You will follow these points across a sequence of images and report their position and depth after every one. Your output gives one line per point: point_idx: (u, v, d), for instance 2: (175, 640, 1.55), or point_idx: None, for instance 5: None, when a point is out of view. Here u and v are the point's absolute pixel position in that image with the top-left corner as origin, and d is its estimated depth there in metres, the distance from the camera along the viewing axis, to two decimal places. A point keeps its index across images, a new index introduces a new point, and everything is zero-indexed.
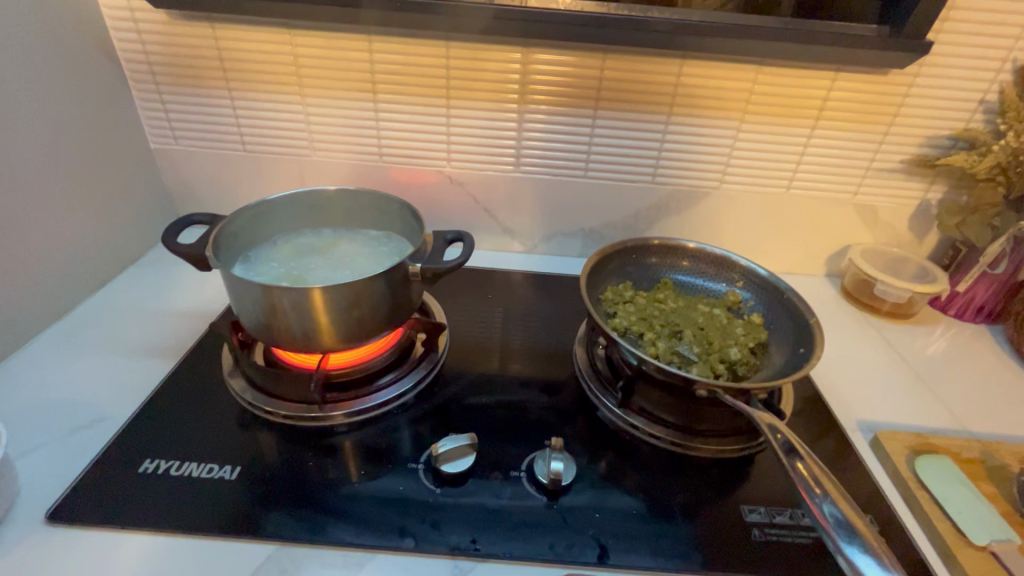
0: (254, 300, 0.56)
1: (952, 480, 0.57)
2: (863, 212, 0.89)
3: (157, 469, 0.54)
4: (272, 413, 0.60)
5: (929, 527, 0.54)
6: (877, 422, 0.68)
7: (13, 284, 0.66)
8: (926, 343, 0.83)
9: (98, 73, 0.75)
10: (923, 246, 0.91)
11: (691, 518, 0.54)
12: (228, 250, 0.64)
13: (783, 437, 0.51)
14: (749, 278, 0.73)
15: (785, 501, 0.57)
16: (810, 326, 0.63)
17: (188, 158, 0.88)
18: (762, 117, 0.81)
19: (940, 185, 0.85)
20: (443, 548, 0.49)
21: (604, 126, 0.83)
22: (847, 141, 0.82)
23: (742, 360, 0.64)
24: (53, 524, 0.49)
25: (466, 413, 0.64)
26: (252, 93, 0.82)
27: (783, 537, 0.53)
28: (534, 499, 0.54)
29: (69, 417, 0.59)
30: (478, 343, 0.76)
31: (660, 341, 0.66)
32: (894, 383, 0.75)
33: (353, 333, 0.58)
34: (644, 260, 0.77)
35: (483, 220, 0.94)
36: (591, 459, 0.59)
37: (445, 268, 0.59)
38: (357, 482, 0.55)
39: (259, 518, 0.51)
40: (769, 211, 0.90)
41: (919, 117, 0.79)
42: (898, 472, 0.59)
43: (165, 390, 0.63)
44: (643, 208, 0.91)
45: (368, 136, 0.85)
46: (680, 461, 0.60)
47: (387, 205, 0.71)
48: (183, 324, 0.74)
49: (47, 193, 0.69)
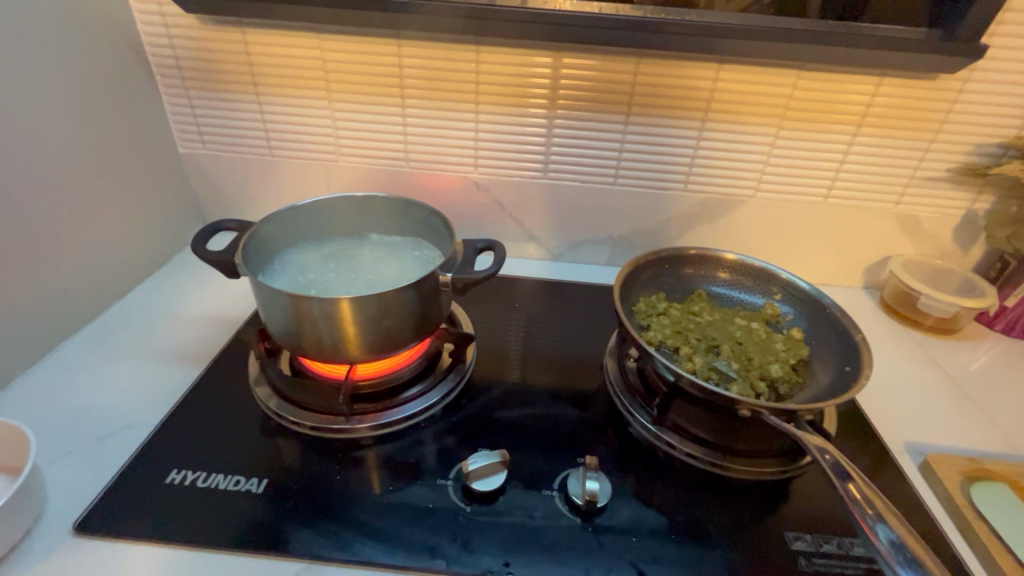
0: (283, 309, 0.54)
1: (1011, 510, 0.54)
2: (904, 222, 0.85)
3: (185, 480, 0.54)
4: (299, 423, 0.60)
5: (988, 560, 0.51)
6: (925, 443, 0.65)
7: (43, 289, 0.66)
8: (973, 360, 0.80)
9: (128, 78, 0.76)
10: (968, 258, 0.87)
11: (733, 544, 0.52)
12: (257, 256, 0.63)
13: (832, 458, 0.48)
14: (789, 291, 0.71)
15: (832, 528, 0.54)
16: (856, 343, 0.61)
17: (215, 162, 0.88)
18: (802, 123, 0.78)
19: (988, 194, 0.81)
20: (475, 571, 0.48)
21: (636, 132, 0.81)
22: (890, 149, 0.79)
23: (783, 377, 0.62)
24: (80, 535, 0.49)
25: (495, 427, 0.62)
26: (280, 98, 0.81)
27: (832, 568, 0.50)
28: (568, 520, 0.52)
29: (97, 424, 0.59)
30: (506, 352, 0.74)
31: (696, 355, 0.63)
32: (941, 401, 0.72)
33: (383, 344, 0.57)
34: (678, 270, 0.74)
35: (509, 227, 0.92)
36: (626, 478, 0.57)
37: (477, 279, 0.57)
38: (387, 498, 0.53)
39: (287, 534, 0.50)
40: (805, 220, 0.87)
41: (968, 124, 0.76)
42: (952, 499, 0.56)
43: (192, 398, 0.62)
44: (673, 216, 0.88)
45: (395, 141, 0.84)
46: (719, 482, 0.58)
47: (416, 212, 0.70)
48: (210, 330, 0.74)
49: (78, 198, 0.69)
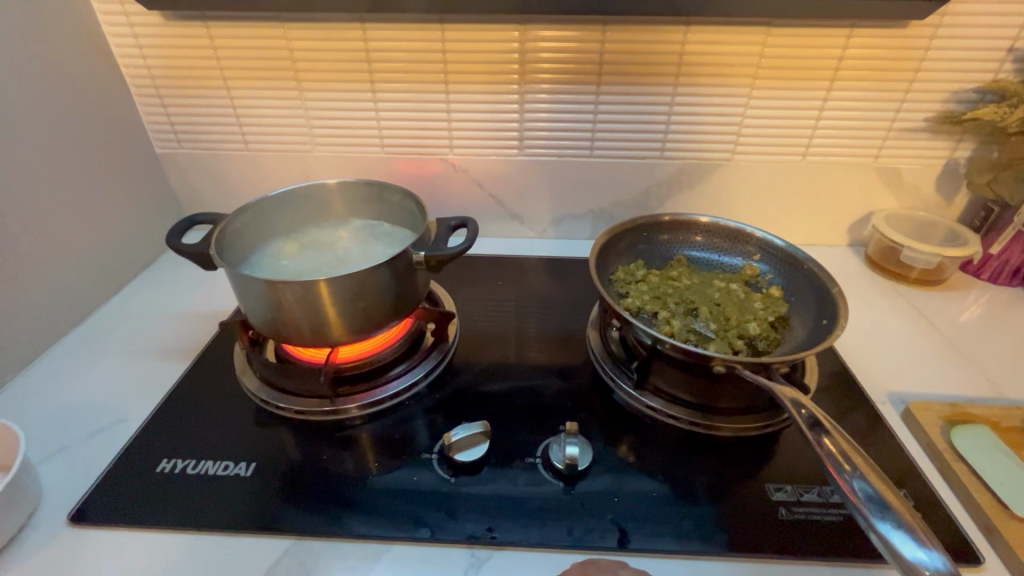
0: (259, 296, 0.55)
1: (990, 451, 0.54)
2: (885, 176, 0.85)
3: (175, 468, 0.55)
4: (285, 408, 0.60)
5: (968, 500, 0.51)
6: (908, 393, 0.65)
7: (29, 294, 0.67)
8: (959, 310, 0.79)
9: (98, 80, 0.76)
10: (951, 208, 0.87)
11: (715, 498, 0.53)
12: (233, 247, 0.64)
13: (808, 411, 0.49)
14: (767, 250, 0.71)
15: (813, 478, 0.54)
16: (833, 296, 0.61)
17: (193, 160, 0.88)
18: (775, 81, 0.77)
19: (968, 142, 0.81)
20: (459, 537, 0.49)
21: (608, 101, 0.80)
22: (865, 102, 0.78)
23: (762, 334, 0.62)
24: (75, 525, 0.50)
25: (479, 401, 0.63)
26: (250, 91, 0.81)
27: (812, 516, 0.51)
28: (551, 484, 0.53)
29: (88, 420, 0.60)
30: (491, 330, 0.75)
31: (675, 319, 0.63)
32: (925, 352, 0.72)
33: (362, 325, 0.58)
34: (655, 237, 0.74)
35: (490, 207, 0.92)
36: (609, 443, 0.58)
37: (449, 255, 0.58)
38: (374, 474, 0.55)
39: (276, 514, 0.51)
40: (784, 181, 0.86)
41: (943, 70, 0.75)
42: (933, 444, 0.56)
43: (179, 391, 0.64)
44: (652, 185, 0.88)
45: (368, 127, 0.84)
46: (701, 441, 0.58)
47: (390, 195, 0.70)
48: (197, 325, 0.75)
49: (56, 202, 0.70)
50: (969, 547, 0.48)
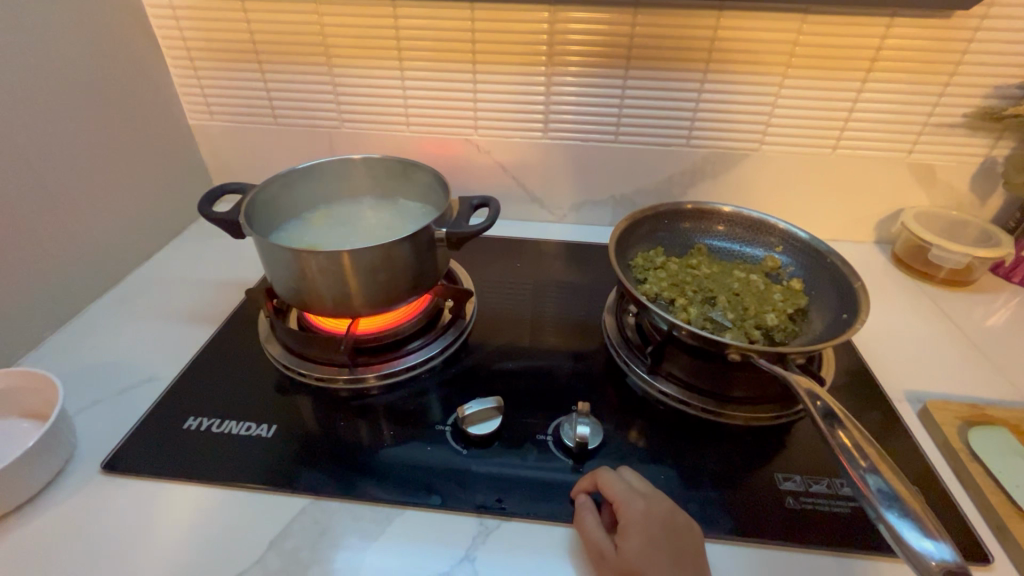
0: (286, 265, 0.56)
1: (1008, 452, 0.54)
2: (918, 172, 0.82)
3: (201, 425, 0.57)
4: (305, 374, 0.63)
5: (981, 501, 0.51)
6: (926, 392, 0.65)
7: (67, 256, 0.70)
8: (987, 313, 0.78)
9: (134, 50, 0.78)
10: (985, 208, 0.84)
11: (722, 484, 0.53)
12: (261, 217, 0.65)
13: (823, 404, 0.49)
14: (789, 242, 0.70)
15: (823, 471, 0.54)
16: (856, 290, 0.60)
17: (224, 133, 0.90)
18: (807, 70, 0.75)
19: (1008, 139, 0.78)
20: (469, 506, 0.50)
21: (635, 86, 0.79)
22: (901, 95, 0.76)
23: (780, 326, 0.61)
24: (107, 474, 0.53)
25: (492, 378, 0.64)
26: (281, 65, 0.82)
27: (820, 506, 0.51)
28: (560, 461, 0.54)
29: (121, 377, 0.63)
30: (507, 312, 0.76)
31: (692, 307, 0.63)
32: (947, 353, 0.71)
33: (383, 298, 0.59)
34: (676, 224, 0.74)
35: (511, 189, 0.93)
36: (619, 426, 0.59)
37: (471, 233, 0.59)
38: (389, 442, 0.56)
39: (295, 474, 0.53)
40: (811, 174, 0.85)
41: (986, 64, 0.72)
42: (948, 443, 0.56)
43: (206, 353, 0.66)
44: (677, 173, 0.87)
45: (395, 105, 0.85)
46: (711, 427, 0.59)
47: (415, 172, 0.71)
48: (224, 291, 0.77)
49: (94, 168, 0.72)
50: (976, 545, 0.48)
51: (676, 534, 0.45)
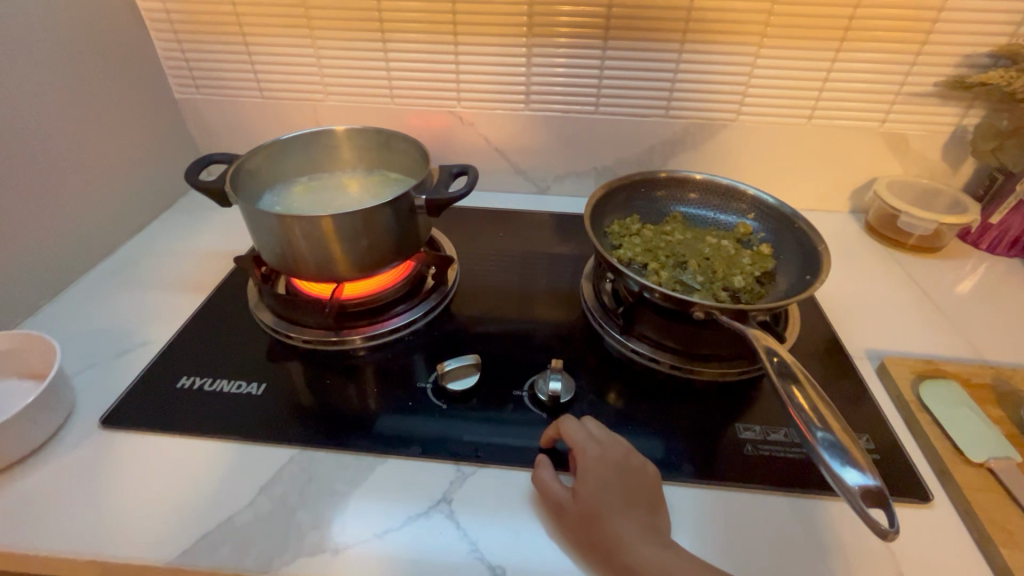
0: (271, 232, 0.59)
1: (956, 403, 0.57)
2: (891, 142, 0.84)
3: (193, 384, 0.60)
4: (293, 337, 0.65)
5: (928, 446, 0.54)
6: (886, 350, 0.68)
7: (60, 226, 0.72)
8: (951, 278, 0.81)
9: (119, 23, 0.78)
10: (955, 177, 0.87)
11: (686, 434, 0.57)
12: (246, 186, 0.67)
13: (780, 360, 0.52)
14: (760, 209, 0.72)
15: (781, 422, 0.58)
16: (819, 253, 0.62)
17: (211, 107, 0.91)
18: (783, 40, 0.77)
19: (977, 108, 0.80)
20: (447, 454, 0.53)
21: (614, 57, 0.80)
22: (875, 64, 0.78)
23: (747, 288, 0.64)
24: (106, 429, 0.56)
25: (473, 340, 0.67)
26: (264, 38, 0.83)
27: (776, 452, 0.55)
28: (534, 414, 0.57)
29: (116, 341, 0.66)
30: (489, 280, 0.78)
31: (664, 271, 0.66)
32: (910, 316, 0.74)
33: (366, 263, 0.62)
34: (652, 193, 0.76)
35: (495, 161, 0.94)
36: (593, 382, 0.62)
37: (450, 199, 0.61)
38: (373, 398, 0.59)
39: (284, 427, 0.56)
40: (787, 144, 0.87)
41: (956, 34, 0.74)
42: (902, 396, 0.59)
43: (198, 319, 0.69)
44: (657, 144, 0.89)
45: (378, 78, 0.86)
46: (679, 383, 0.62)
47: (396, 143, 0.73)
48: (214, 261, 0.79)
49: (83, 141, 0.74)
50: (919, 485, 0.52)
51: (630, 484, 0.47)
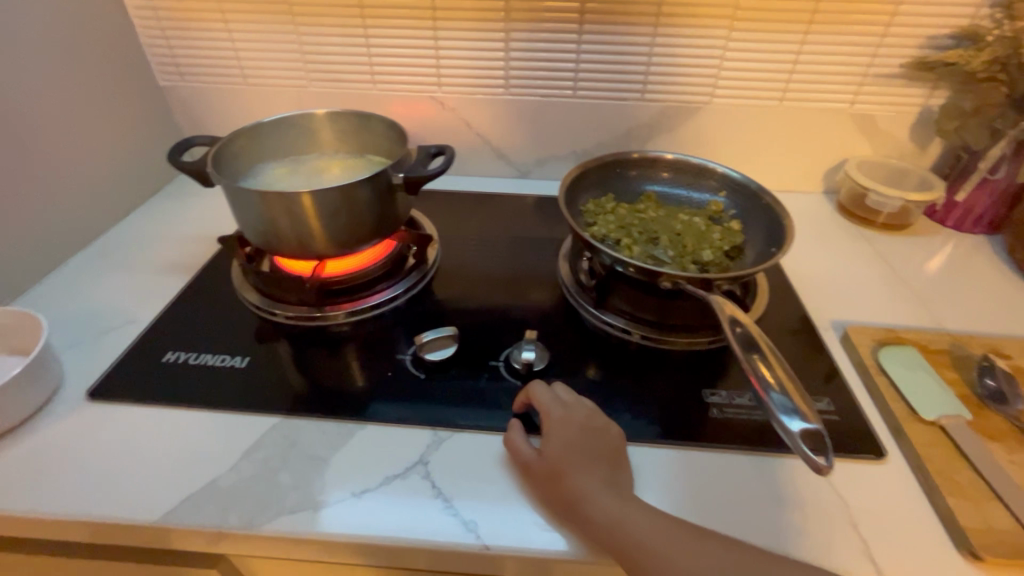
0: (253, 209, 0.60)
1: (911, 366, 0.60)
2: (860, 122, 0.87)
3: (179, 358, 0.62)
4: (277, 314, 0.67)
5: (885, 407, 0.57)
6: (851, 321, 0.71)
7: (47, 210, 0.73)
8: (918, 254, 0.83)
9: (103, 10, 0.79)
10: (922, 156, 0.89)
11: (655, 399, 0.59)
12: (228, 167, 0.69)
13: (742, 332, 0.55)
14: (730, 186, 0.75)
15: (746, 387, 0.60)
16: (784, 226, 0.65)
17: (195, 94, 0.93)
18: (754, 23, 0.79)
19: (942, 89, 0.83)
20: (425, 420, 0.55)
21: (591, 41, 0.82)
22: (842, 46, 0.80)
23: (716, 261, 0.67)
24: (93, 401, 0.57)
25: (452, 316, 0.69)
26: (247, 25, 0.85)
27: (740, 414, 0.57)
28: (509, 383, 0.60)
29: (103, 320, 0.67)
30: (470, 260, 0.80)
31: (636, 246, 0.68)
32: (876, 289, 0.77)
33: (347, 240, 0.63)
34: (626, 173, 0.78)
35: (477, 146, 0.96)
36: (567, 353, 0.64)
37: (427, 177, 0.63)
38: (354, 369, 0.61)
39: (267, 397, 0.58)
40: (761, 126, 0.89)
41: (919, 16, 0.76)
42: (863, 362, 0.62)
43: (183, 298, 0.70)
44: (635, 127, 0.91)
45: (360, 64, 0.87)
46: (651, 353, 0.64)
47: (375, 125, 0.74)
48: (200, 244, 0.81)
49: (69, 126, 0.75)
50: (876, 443, 0.54)
51: (596, 443, 0.50)
